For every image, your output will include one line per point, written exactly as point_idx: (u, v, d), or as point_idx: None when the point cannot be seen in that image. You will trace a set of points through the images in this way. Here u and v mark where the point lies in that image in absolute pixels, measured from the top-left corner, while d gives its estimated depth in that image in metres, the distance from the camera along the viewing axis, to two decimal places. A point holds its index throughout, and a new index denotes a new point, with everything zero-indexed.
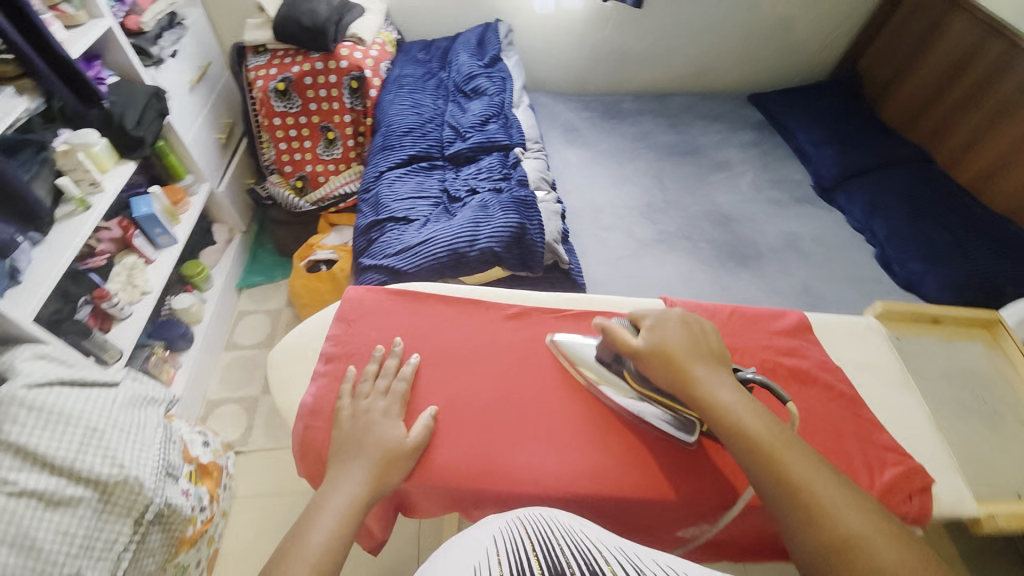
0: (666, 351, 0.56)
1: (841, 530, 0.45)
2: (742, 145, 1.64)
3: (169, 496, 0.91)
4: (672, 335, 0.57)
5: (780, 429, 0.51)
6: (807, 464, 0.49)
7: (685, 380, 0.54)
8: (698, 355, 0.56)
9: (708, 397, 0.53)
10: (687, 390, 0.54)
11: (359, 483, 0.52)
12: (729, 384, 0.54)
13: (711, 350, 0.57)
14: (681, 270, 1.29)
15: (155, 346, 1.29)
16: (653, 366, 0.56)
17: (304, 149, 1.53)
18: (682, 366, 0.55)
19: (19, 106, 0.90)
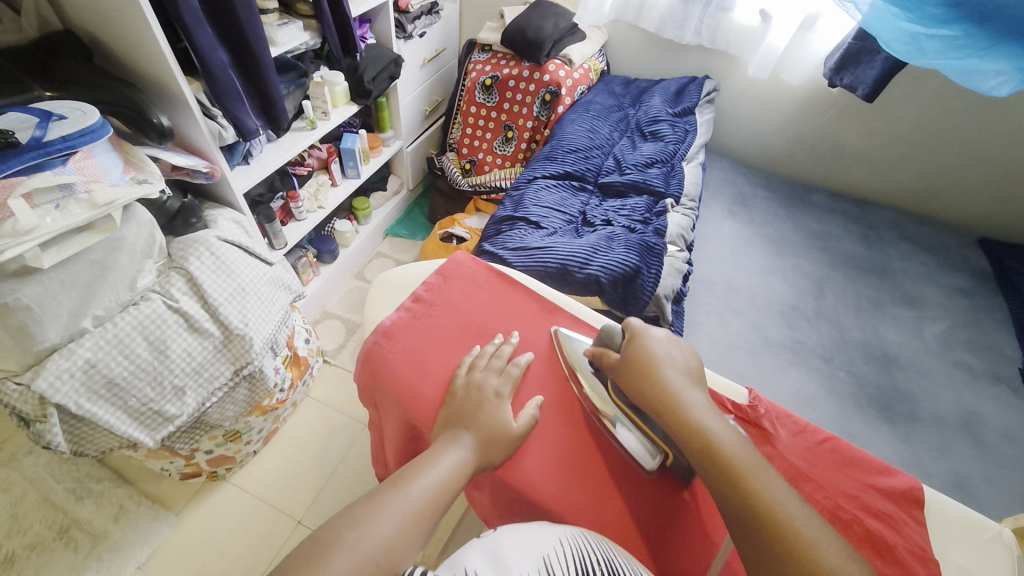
0: (642, 362, 0.55)
1: (814, 561, 0.40)
2: (945, 289, 1.35)
3: (264, 366, 1.09)
4: (652, 349, 0.56)
5: (750, 450, 0.48)
6: (780, 490, 0.45)
7: (659, 392, 0.52)
8: (672, 371, 0.54)
9: (684, 417, 0.50)
10: (660, 401, 0.52)
11: (472, 450, 0.51)
12: (702, 404, 0.51)
13: (691, 373, 0.55)
14: (800, 389, 1.12)
15: (309, 251, 1.55)
16: (628, 379, 0.55)
17: (483, 140, 1.71)
18: (652, 381, 0.53)
19: (299, 39, 1.16)
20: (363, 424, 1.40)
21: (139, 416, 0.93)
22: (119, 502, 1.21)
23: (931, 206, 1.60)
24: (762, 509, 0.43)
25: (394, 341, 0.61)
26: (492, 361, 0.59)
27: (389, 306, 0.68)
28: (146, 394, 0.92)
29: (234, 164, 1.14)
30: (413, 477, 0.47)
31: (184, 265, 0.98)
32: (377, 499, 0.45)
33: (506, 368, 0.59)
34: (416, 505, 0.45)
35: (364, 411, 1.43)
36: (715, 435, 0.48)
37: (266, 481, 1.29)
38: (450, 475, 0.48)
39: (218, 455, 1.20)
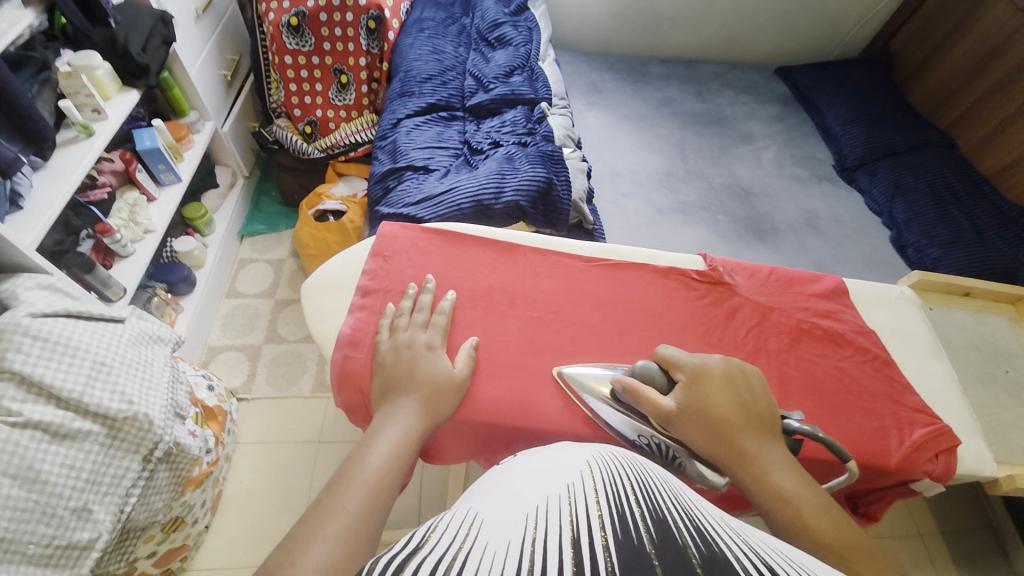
0: (706, 413, 0.46)
1: None
2: (767, 119, 1.59)
3: (177, 435, 0.89)
4: (715, 394, 0.47)
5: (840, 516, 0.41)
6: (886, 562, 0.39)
7: (736, 452, 0.45)
8: (746, 425, 0.46)
9: (765, 479, 0.44)
10: (738, 462, 0.45)
11: (417, 416, 0.47)
12: (780, 462, 0.45)
13: (760, 412, 0.47)
14: (699, 240, 1.27)
15: (157, 287, 1.26)
16: (692, 429, 0.46)
17: (314, 92, 1.45)
18: (733, 442, 0.45)
19: (26, 19, 0.85)
20: (317, 441, 1.27)
21: (51, 559, 0.72)
22: None
23: (737, 52, 1.82)
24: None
25: (364, 347, 0.54)
26: (414, 317, 0.55)
27: (337, 311, 0.58)
28: (43, 534, 0.71)
29: (1, 215, 0.82)
30: (350, 472, 0.42)
31: (4, 367, 0.73)
32: (314, 516, 0.39)
33: (430, 320, 0.55)
34: (355, 510, 0.39)
35: (311, 428, 1.29)
36: (796, 494, 0.43)
37: (236, 546, 1.13)
38: (394, 451, 0.44)
39: (165, 551, 1.00)
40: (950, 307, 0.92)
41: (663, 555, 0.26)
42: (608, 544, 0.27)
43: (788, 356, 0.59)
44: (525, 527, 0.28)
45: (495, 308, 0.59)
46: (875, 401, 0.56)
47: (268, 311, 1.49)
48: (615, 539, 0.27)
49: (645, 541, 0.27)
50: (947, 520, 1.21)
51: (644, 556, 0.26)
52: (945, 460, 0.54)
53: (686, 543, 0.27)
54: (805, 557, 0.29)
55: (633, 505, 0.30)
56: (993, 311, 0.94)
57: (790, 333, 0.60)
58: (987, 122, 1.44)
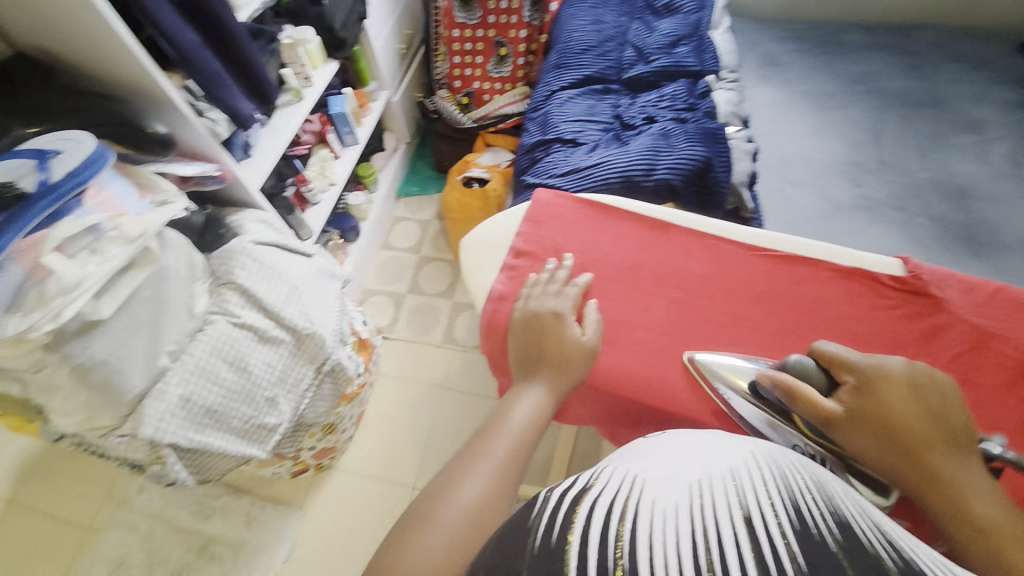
0: (881, 415, 0.43)
1: None
2: (1009, 102, 1.25)
3: (341, 358, 1.07)
4: (896, 401, 0.43)
5: None
6: None
7: (917, 460, 0.41)
8: (934, 436, 0.42)
9: (957, 497, 0.39)
10: (921, 472, 0.41)
11: (553, 379, 0.49)
12: (978, 484, 0.40)
13: (954, 429, 0.42)
14: (883, 244, 1.07)
15: (333, 233, 1.49)
16: (861, 434, 0.43)
17: (474, 64, 1.53)
18: (915, 451, 0.41)
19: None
20: (442, 386, 1.41)
21: (245, 433, 0.93)
22: (245, 511, 1.26)
23: (975, 14, 1.45)
24: None
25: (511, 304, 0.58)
26: (560, 285, 0.57)
27: (489, 268, 0.63)
28: (245, 412, 0.92)
29: (238, 159, 1.06)
30: (496, 424, 0.45)
31: (231, 279, 0.93)
32: (468, 452, 0.44)
33: (570, 290, 0.56)
34: (502, 455, 0.43)
35: (438, 374, 1.43)
36: (1000, 524, 0.37)
37: (370, 459, 1.32)
38: (536, 411, 0.47)
39: (321, 448, 1.22)
40: None
41: (852, 557, 0.30)
42: (785, 535, 0.32)
43: (1005, 394, 0.48)
44: (689, 495, 0.34)
45: (639, 286, 0.58)
46: None
47: (414, 265, 1.66)
48: (790, 528, 0.32)
49: (829, 541, 0.31)
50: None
51: (823, 550, 0.31)
52: None
53: (880, 555, 0.30)
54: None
55: (785, 496, 0.35)
56: None
57: (1011, 368, 0.49)
58: None
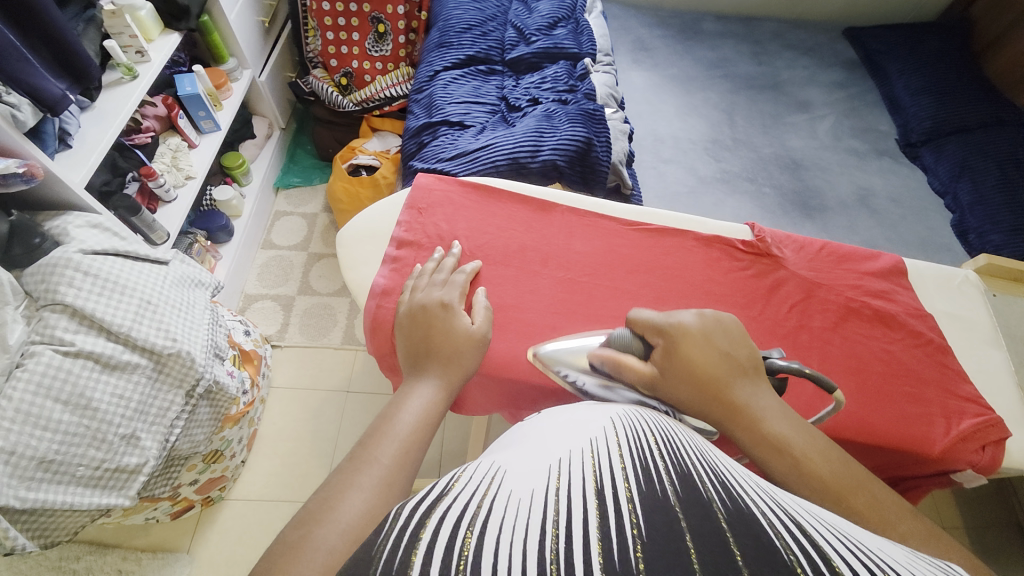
0: (688, 365, 0.44)
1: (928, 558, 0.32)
2: (828, 86, 1.47)
3: (218, 375, 0.93)
4: (697, 348, 0.45)
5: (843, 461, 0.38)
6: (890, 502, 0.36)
7: (719, 399, 0.42)
8: (729, 373, 0.44)
9: (757, 427, 0.41)
10: (724, 411, 0.42)
11: (440, 373, 0.47)
12: (771, 409, 0.42)
13: (742, 365, 0.44)
14: (742, 213, 1.21)
15: (197, 234, 1.30)
16: (674, 385, 0.44)
17: (350, 41, 1.41)
18: (717, 392, 0.42)
19: None
20: (345, 391, 1.32)
21: (97, 481, 0.78)
22: (114, 568, 1.08)
23: (801, 9, 1.67)
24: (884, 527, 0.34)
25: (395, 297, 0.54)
26: (444, 274, 0.54)
27: (371, 262, 0.58)
28: (93, 456, 0.76)
29: (51, 153, 0.86)
30: (380, 431, 0.41)
31: (58, 299, 0.77)
32: (349, 466, 0.39)
33: (460, 278, 0.54)
34: (388, 461, 0.39)
35: (339, 378, 1.34)
36: (791, 440, 0.40)
37: (269, 481, 1.20)
38: (424, 410, 0.44)
39: (206, 480, 1.07)
40: None
41: (691, 513, 0.25)
42: (633, 502, 0.26)
43: (832, 335, 0.56)
44: (550, 477, 0.28)
45: (527, 267, 0.57)
46: (923, 387, 0.53)
47: (301, 263, 1.52)
48: (639, 492, 0.27)
49: (672, 495, 0.27)
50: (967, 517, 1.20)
51: (670, 511, 0.25)
52: (992, 452, 0.50)
53: (714, 500, 0.26)
54: (826, 514, 0.29)
55: (656, 458, 0.30)
56: None
57: (837, 311, 0.57)
58: None
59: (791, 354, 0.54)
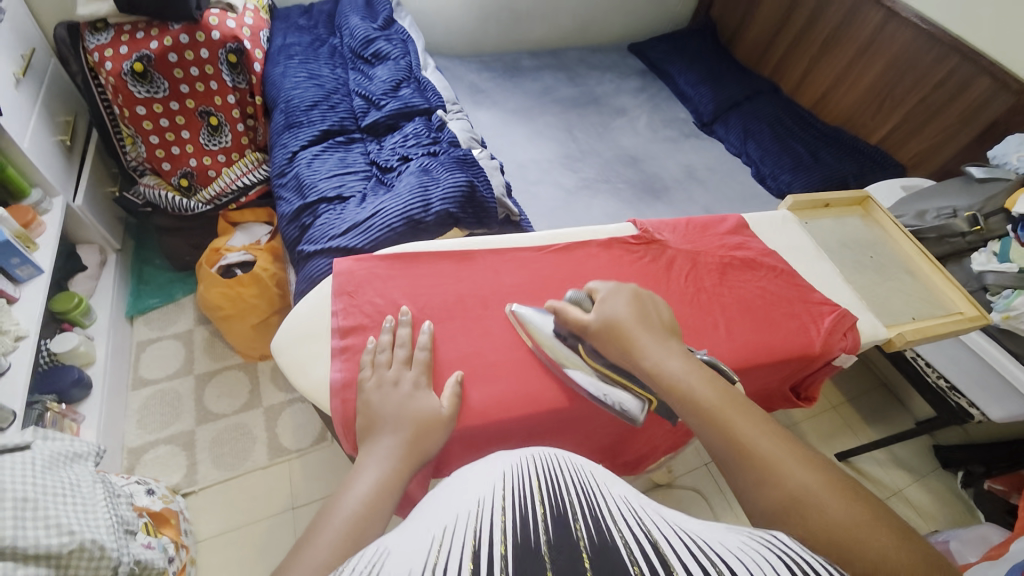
0: (616, 324, 0.54)
1: (789, 484, 0.41)
2: (633, 92, 1.78)
3: (136, 553, 0.79)
4: (621, 309, 0.55)
5: (728, 395, 0.48)
6: (757, 429, 0.45)
7: (631, 351, 0.52)
8: (645, 328, 0.54)
9: (657, 368, 0.50)
10: (634, 359, 0.51)
11: (398, 457, 0.48)
12: (674, 354, 0.51)
13: (661, 324, 0.55)
14: (609, 210, 1.39)
15: (48, 399, 1.07)
16: (601, 336, 0.54)
17: (180, 140, 1.30)
18: (628, 341, 0.52)
19: None
20: (291, 509, 1.18)
21: None
22: None
23: (592, 35, 1.98)
24: (748, 450, 0.44)
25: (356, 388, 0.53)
26: (395, 352, 0.55)
27: (320, 358, 0.56)
28: None
29: None
30: (328, 515, 0.43)
31: None
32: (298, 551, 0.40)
33: (413, 355, 0.55)
34: (338, 539, 0.40)
35: (280, 497, 1.19)
36: (683, 379, 0.49)
37: None
38: (374, 490, 0.45)
39: None
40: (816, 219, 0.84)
41: (559, 554, 0.26)
42: (505, 554, 0.26)
43: (721, 286, 0.69)
44: (429, 549, 0.26)
45: (472, 317, 0.61)
46: (792, 305, 0.68)
47: (190, 390, 1.33)
48: (513, 546, 0.27)
49: (544, 543, 0.27)
50: (848, 390, 1.58)
51: (538, 557, 0.26)
52: (852, 336, 0.66)
53: (582, 538, 0.28)
54: (684, 526, 0.31)
55: (534, 506, 0.30)
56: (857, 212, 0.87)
57: (718, 268, 0.70)
58: (798, 65, 1.75)
59: (699, 310, 0.65)
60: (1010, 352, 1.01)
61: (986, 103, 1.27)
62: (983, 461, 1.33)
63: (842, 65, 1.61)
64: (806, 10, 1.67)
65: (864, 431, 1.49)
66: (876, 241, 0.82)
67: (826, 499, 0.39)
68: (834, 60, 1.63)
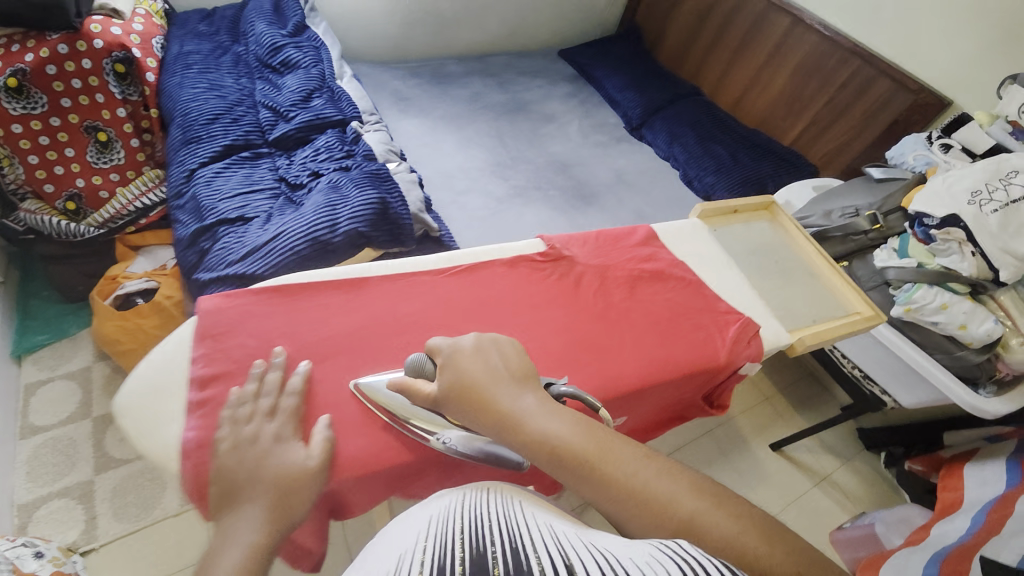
0: (464, 384, 0.48)
1: (678, 512, 0.39)
2: (563, 98, 1.79)
3: None
4: (466, 364, 0.49)
5: (593, 434, 0.45)
6: (632, 461, 0.43)
7: (489, 411, 0.46)
8: (495, 381, 0.48)
9: (519, 425, 0.45)
10: (494, 420, 0.46)
11: (261, 526, 0.43)
12: (528, 404, 0.47)
13: (508, 372, 0.50)
14: (540, 218, 1.38)
15: None
16: (451, 400, 0.48)
17: (64, 159, 1.16)
18: (483, 400, 0.47)
19: None
20: None
21: None
22: None
23: (520, 41, 1.98)
24: (629, 487, 0.41)
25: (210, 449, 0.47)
26: (259, 403, 0.49)
27: (173, 416, 0.49)
28: None
29: None
30: None
31: None
32: None
33: (279, 403, 0.50)
34: None
35: (198, 544, 1.09)
36: (545, 429, 0.44)
37: None
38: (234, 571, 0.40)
39: None
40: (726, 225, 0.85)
41: None
42: None
43: (629, 301, 0.68)
44: None
45: (364, 352, 0.56)
46: (697, 316, 0.68)
47: (88, 435, 1.20)
48: None
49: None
50: (780, 380, 1.65)
51: None
52: (755, 343, 0.67)
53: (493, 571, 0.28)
54: (608, 549, 0.32)
55: (455, 549, 0.31)
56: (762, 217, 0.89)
57: (626, 282, 0.70)
58: (715, 70, 1.82)
59: (605, 328, 0.64)
60: (912, 342, 1.06)
61: (888, 101, 1.35)
62: (903, 442, 1.42)
63: (754, 71, 1.69)
64: (721, 15, 1.74)
65: (795, 420, 1.56)
66: (781, 244, 0.85)
67: (714, 516, 0.38)
68: (746, 65, 1.71)
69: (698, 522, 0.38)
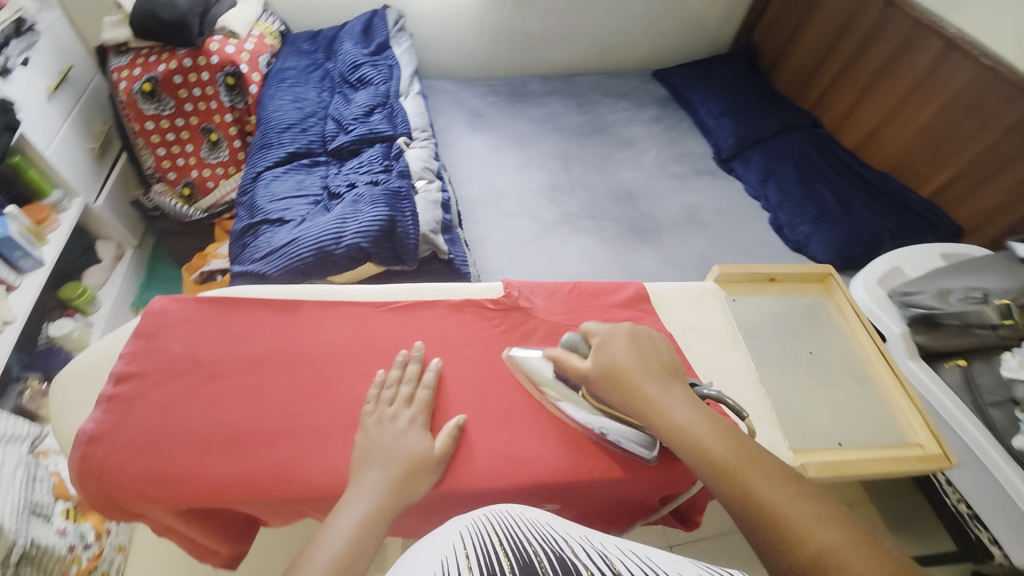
0: (617, 370, 0.55)
1: (810, 543, 0.40)
2: (647, 122, 1.65)
3: (34, 536, 0.85)
4: (619, 353, 0.57)
5: (740, 443, 0.49)
6: (774, 483, 0.45)
7: (638, 398, 0.53)
8: (645, 372, 0.55)
9: (665, 416, 0.52)
10: (642, 408, 0.53)
11: (384, 492, 0.52)
12: (678, 400, 0.53)
13: (667, 366, 0.56)
14: (584, 250, 1.28)
15: (30, 378, 1.23)
16: (604, 383, 0.56)
17: (184, 153, 1.41)
18: (631, 387, 0.54)
19: None
20: None
21: None
22: None
23: (615, 60, 1.88)
24: (760, 505, 0.44)
25: (103, 442, 0.56)
26: (383, 393, 0.60)
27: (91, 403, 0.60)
28: None
29: None
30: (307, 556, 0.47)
31: None
32: None
33: (415, 394, 0.60)
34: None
35: None
36: (691, 425, 0.50)
37: None
38: (352, 530, 0.48)
39: None
40: (753, 293, 0.85)
41: None
42: None
43: None
44: None
45: (264, 376, 0.62)
46: None
47: None
48: None
49: None
50: (875, 490, 1.30)
51: None
52: None
53: None
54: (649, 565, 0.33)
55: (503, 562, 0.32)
56: (803, 292, 0.86)
57: None
58: (841, 99, 1.52)
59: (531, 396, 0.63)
60: None
61: None
62: None
63: (892, 102, 1.37)
64: (860, 32, 1.44)
65: None
66: (818, 321, 0.84)
67: (850, 556, 0.38)
68: (884, 95, 1.39)
69: (830, 557, 0.39)
